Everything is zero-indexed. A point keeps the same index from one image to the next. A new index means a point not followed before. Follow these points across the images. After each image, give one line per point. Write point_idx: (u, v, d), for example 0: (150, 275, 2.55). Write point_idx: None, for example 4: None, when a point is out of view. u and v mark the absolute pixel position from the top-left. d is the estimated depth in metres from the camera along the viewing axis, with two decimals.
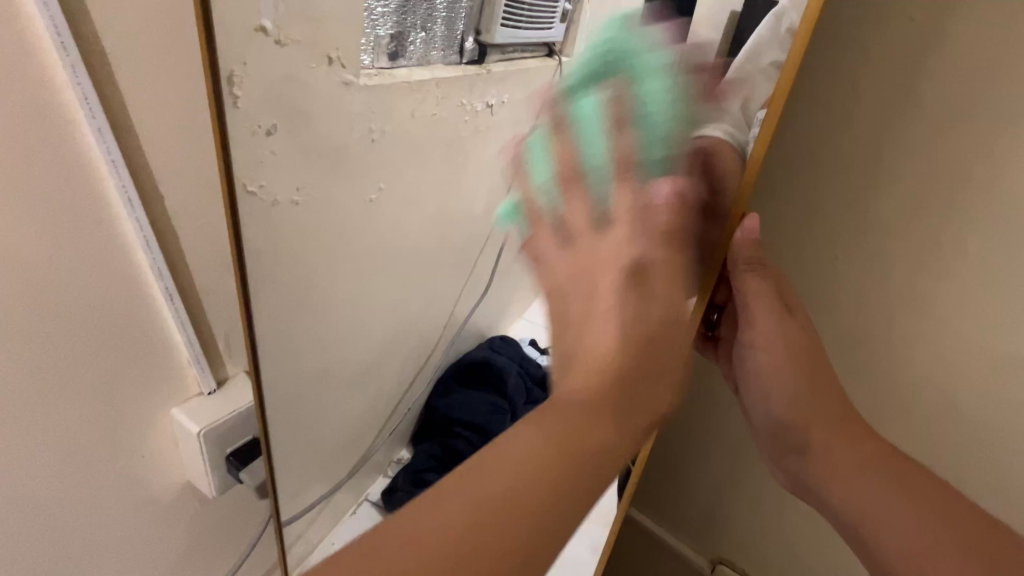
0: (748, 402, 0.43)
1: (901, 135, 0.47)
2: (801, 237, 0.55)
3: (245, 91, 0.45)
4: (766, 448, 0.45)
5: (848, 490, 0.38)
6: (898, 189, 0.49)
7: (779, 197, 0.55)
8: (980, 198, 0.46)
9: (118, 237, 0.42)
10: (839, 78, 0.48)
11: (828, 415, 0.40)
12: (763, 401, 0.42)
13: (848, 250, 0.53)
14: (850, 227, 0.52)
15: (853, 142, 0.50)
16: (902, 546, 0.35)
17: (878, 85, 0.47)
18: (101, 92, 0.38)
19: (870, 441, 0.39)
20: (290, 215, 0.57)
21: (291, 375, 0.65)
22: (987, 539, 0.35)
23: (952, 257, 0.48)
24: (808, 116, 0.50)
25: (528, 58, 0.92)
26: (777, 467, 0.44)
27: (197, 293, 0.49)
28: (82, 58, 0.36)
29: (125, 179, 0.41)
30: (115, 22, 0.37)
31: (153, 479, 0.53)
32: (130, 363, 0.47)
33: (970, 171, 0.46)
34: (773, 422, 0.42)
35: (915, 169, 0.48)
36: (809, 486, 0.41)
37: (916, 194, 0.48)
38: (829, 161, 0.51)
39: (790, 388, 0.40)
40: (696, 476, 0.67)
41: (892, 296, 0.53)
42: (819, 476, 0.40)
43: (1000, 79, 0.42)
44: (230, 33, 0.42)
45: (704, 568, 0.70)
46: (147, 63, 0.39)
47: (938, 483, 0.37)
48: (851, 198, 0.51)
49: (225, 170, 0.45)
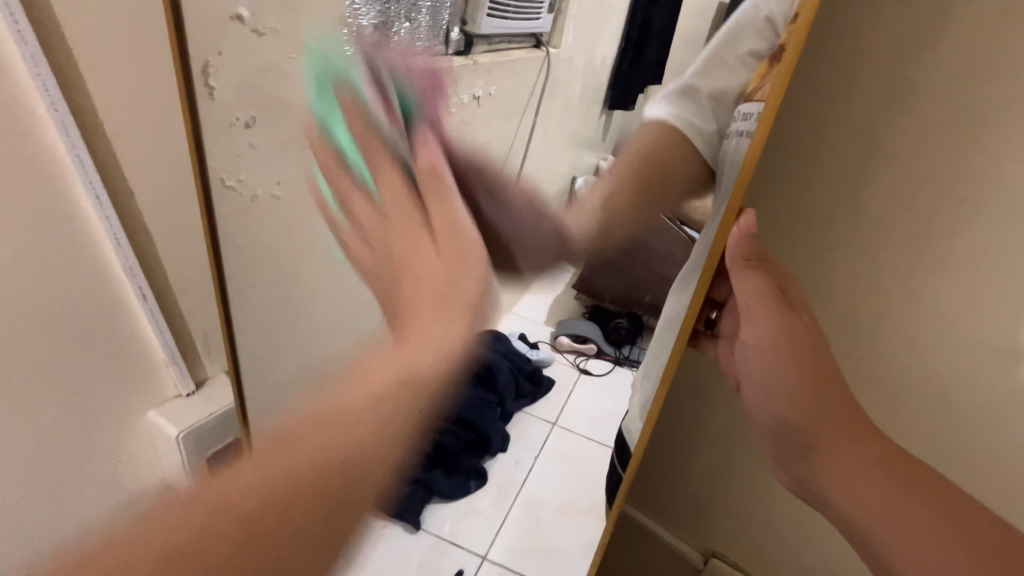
0: (750, 404, 0.39)
1: (900, 122, 0.42)
2: (791, 230, 0.49)
3: (222, 82, 0.46)
4: (768, 448, 0.40)
5: (855, 493, 0.33)
6: (897, 176, 0.43)
7: (773, 190, 0.49)
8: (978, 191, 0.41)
9: (87, 234, 0.42)
10: (838, 62, 0.42)
11: (834, 412, 0.35)
12: (766, 400, 0.38)
13: (843, 242, 0.47)
14: (845, 220, 0.47)
15: (847, 130, 0.44)
16: (917, 558, 0.31)
17: (874, 68, 0.41)
18: (63, 83, 0.37)
19: (878, 442, 0.34)
20: (271, 210, 0.57)
21: (274, 374, 0.64)
22: (1012, 553, 0.30)
23: (940, 244, 0.43)
24: (801, 106, 0.45)
25: (515, 48, 0.92)
26: (779, 469, 0.40)
27: (173, 292, 0.49)
28: (42, 47, 0.35)
29: (92, 174, 0.40)
30: (78, 10, 0.36)
31: (131, 479, 0.53)
32: (104, 364, 0.46)
33: (964, 158, 0.40)
34: (775, 425, 0.37)
35: (913, 158, 0.42)
36: (815, 491, 0.36)
37: (916, 183, 0.43)
38: (822, 154, 0.46)
39: (794, 386, 0.36)
40: (686, 471, 0.67)
41: (892, 293, 0.47)
42: (824, 479, 0.35)
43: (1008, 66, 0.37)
44: (201, 23, 0.42)
45: (697, 561, 0.70)
46: (111, 53, 0.38)
47: (950, 489, 0.33)
48: (845, 191, 0.46)
49: (197, 157, 0.45)
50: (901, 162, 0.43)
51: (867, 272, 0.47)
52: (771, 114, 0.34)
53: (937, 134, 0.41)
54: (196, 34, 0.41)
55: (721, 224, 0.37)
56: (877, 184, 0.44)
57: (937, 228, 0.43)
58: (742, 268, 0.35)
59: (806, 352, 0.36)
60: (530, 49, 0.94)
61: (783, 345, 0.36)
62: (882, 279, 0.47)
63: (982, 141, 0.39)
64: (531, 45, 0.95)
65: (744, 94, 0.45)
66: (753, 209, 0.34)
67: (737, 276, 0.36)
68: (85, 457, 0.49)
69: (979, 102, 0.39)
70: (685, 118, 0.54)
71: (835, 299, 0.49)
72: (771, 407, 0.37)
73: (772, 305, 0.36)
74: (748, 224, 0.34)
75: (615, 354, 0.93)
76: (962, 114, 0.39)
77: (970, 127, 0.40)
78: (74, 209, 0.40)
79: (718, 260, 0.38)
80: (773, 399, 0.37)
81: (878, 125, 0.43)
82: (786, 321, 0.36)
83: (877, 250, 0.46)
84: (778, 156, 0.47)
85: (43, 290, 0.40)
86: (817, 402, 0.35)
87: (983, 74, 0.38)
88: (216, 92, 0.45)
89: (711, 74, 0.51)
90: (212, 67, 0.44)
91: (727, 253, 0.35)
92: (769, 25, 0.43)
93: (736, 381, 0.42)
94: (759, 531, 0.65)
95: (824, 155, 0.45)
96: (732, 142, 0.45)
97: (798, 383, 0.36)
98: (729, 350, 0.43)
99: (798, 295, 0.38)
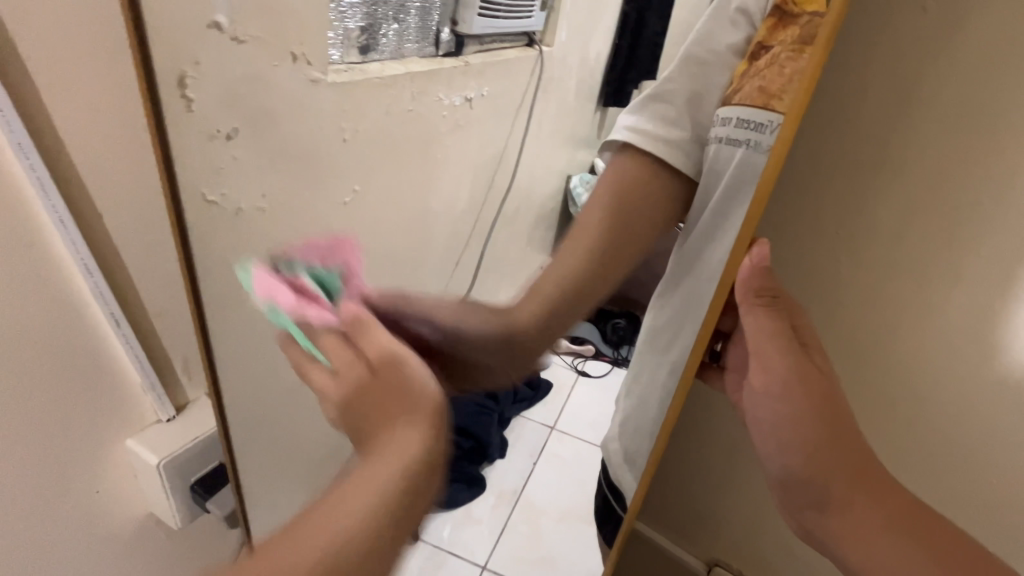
0: (761, 450, 0.40)
1: (911, 136, 0.38)
2: (800, 245, 0.45)
3: (201, 92, 0.43)
4: (778, 495, 0.41)
5: (866, 549, 0.33)
6: (914, 182, 0.39)
7: (780, 212, 0.44)
8: (993, 202, 0.37)
9: (53, 259, 0.40)
10: (850, 83, 0.38)
11: (851, 464, 0.35)
12: (781, 449, 0.38)
13: (865, 252, 0.43)
14: (864, 233, 0.42)
15: (862, 145, 0.39)
16: None
17: (884, 78, 0.37)
18: (18, 103, 0.36)
19: (893, 495, 0.34)
20: (254, 224, 0.55)
21: (258, 394, 0.62)
22: None
23: (963, 260, 0.39)
24: (816, 130, 0.40)
25: (507, 48, 0.90)
26: (789, 516, 0.40)
27: (148, 316, 0.48)
28: (3, 82, 0.34)
29: (55, 198, 0.39)
30: (23, 25, 0.34)
31: (112, 511, 0.52)
32: (82, 393, 0.46)
33: (981, 166, 0.36)
34: (787, 475, 0.38)
35: (925, 163, 0.38)
36: (825, 542, 0.36)
37: (933, 186, 0.38)
38: (842, 171, 0.41)
39: (810, 437, 0.36)
40: (688, 481, 0.63)
41: (901, 309, 0.43)
42: (835, 532, 0.35)
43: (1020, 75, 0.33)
44: (173, 37, 0.39)
45: (699, 569, 0.66)
46: (68, 71, 0.37)
47: (969, 543, 0.32)
48: (859, 207, 0.41)
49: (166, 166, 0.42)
50: (914, 173, 0.39)
51: (867, 285, 0.43)
52: (789, 133, 0.29)
53: (956, 143, 0.37)
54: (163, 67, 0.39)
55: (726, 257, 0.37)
56: (887, 193, 0.40)
57: (957, 240, 0.39)
58: (752, 304, 0.37)
59: (818, 397, 0.37)
60: (522, 48, 0.92)
61: (794, 390, 0.37)
62: (892, 295, 0.43)
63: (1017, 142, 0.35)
64: (524, 44, 0.93)
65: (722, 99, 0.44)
66: (766, 242, 0.35)
67: (749, 310, 0.37)
68: (61, 498, 0.47)
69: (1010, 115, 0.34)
70: (660, 127, 0.52)
71: (841, 307, 0.45)
72: (787, 457, 0.38)
73: (781, 344, 0.37)
74: (760, 257, 0.35)
75: (613, 354, 0.92)
76: (981, 122, 0.35)
77: (995, 127, 0.35)
78: (38, 239, 0.39)
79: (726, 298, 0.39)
80: (787, 447, 0.38)
81: (889, 128, 0.38)
82: (796, 362, 0.37)
83: (892, 263, 0.42)
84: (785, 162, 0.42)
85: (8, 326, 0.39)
86: (829, 456, 0.35)
87: (1000, 77, 0.34)
88: (194, 104, 0.43)
89: (688, 74, 0.50)
90: (189, 78, 0.42)
91: (739, 284, 0.36)
92: (744, 16, 0.46)
93: (744, 415, 0.43)
94: (771, 549, 0.61)
95: (825, 162, 0.41)
96: (716, 149, 0.44)
97: (813, 433, 0.36)
98: (735, 381, 0.44)
99: (810, 332, 0.39)
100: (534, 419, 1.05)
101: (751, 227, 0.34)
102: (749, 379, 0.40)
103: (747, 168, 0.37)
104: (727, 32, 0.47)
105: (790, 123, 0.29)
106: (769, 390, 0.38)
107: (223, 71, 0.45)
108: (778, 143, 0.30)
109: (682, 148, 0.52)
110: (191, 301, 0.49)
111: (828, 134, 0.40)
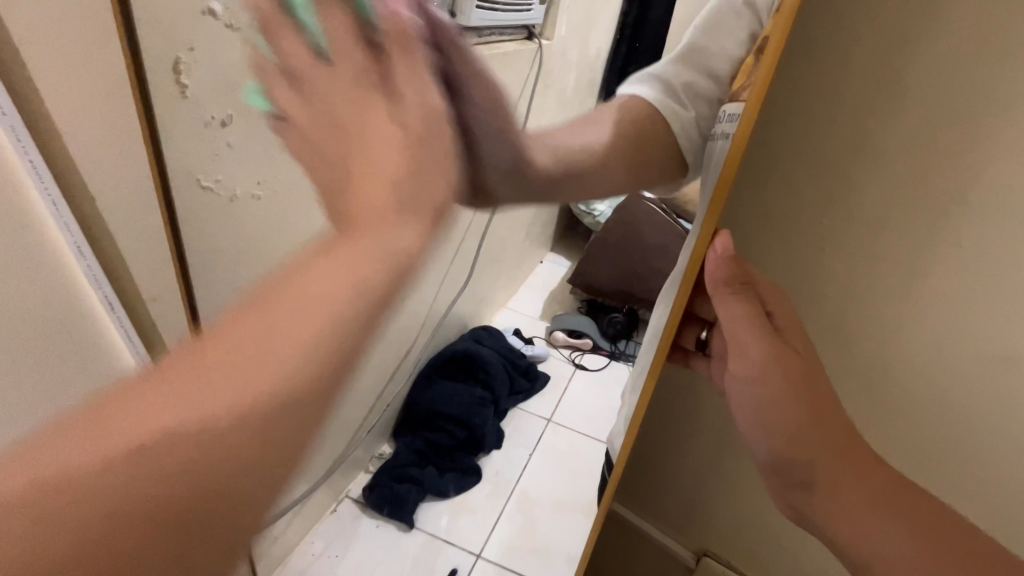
0: (745, 435, 0.41)
1: (889, 118, 0.43)
2: (781, 218, 0.50)
3: (195, 78, 0.46)
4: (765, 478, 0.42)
5: (856, 526, 0.35)
6: (889, 162, 0.44)
7: (757, 182, 0.50)
8: (972, 186, 0.41)
9: (48, 242, 0.41)
10: (830, 65, 0.43)
11: (833, 445, 0.37)
12: (763, 434, 0.39)
13: (844, 226, 0.48)
14: (847, 209, 0.47)
15: (847, 125, 0.44)
16: None
17: (868, 65, 0.42)
18: (14, 90, 0.36)
19: (877, 471, 0.36)
20: (252, 210, 0.57)
21: None
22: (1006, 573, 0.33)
23: (947, 253, 0.44)
24: (795, 111, 0.46)
25: (507, 41, 0.90)
26: (778, 499, 0.41)
27: (142, 302, 0.49)
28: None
29: (47, 180, 0.39)
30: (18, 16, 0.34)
31: None
32: (77, 378, 0.47)
33: (955, 148, 0.41)
34: (772, 459, 0.39)
35: (901, 143, 0.43)
36: (813, 522, 0.38)
37: (909, 165, 0.43)
38: (831, 150, 0.46)
39: (794, 419, 0.37)
40: (678, 471, 0.66)
41: (887, 280, 0.47)
42: (824, 513, 0.36)
43: (998, 72, 0.38)
44: (169, 24, 0.42)
45: (689, 560, 0.69)
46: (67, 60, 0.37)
47: (947, 517, 0.35)
48: (839, 182, 0.46)
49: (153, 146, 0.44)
50: (894, 153, 0.43)
51: (858, 266, 0.48)
52: (753, 112, 0.33)
53: (939, 127, 0.41)
54: (151, 47, 0.41)
55: (696, 246, 0.39)
56: (869, 175, 0.45)
57: (939, 227, 0.44)
58: (725, 295, 0.38)
59: (797, 378, 0.38)
60: (522, 41, 0.92)
61: (771, 372, 0.38)
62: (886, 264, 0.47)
63: (992, 140, 0.40)
64: (523, 37, 0.93)
65: (731, 93, 0.42)
66: (729, 234, 0.36)
67: (722, 300, 0.39)
68: None
69: (985, 113, 0.39)
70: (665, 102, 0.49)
71: (830, 280, 0.50)
72: (767, 440, 0.39)
73: (756, 330, 0.38)
74: (724, 249, 0.37)
75: (612, 348, 1.13)
76: (957, 107, 0.40)
77: (967, 116, 0.40)
78: (39, 230, 0.40)
79: (699, 276, 0.40)
80: (769, 431, 0.39)
81: (868, 123, 0.44)
82: (772, 347, 0.38)
83: (879, 250, 0.47)
84: (772, 148, 0.48)
85: (9, 316, 0.40)
86: (813, 438, 0.37)
87: (973, 72, 0.39)
88: (189, 88, 0.45)
89: (692, 57, 0.48)
90: (184, 65, 0.44)
91: (713, 276, 0.37)
92: (750, 9, 0.45)
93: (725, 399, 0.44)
94: (754, 530, 0.63)
95: (810, 140, 0.46)
96: (719, 145, 0.42)
97: (794, 415, 0.37)
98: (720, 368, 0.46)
99: (785, 317, 0.41)
100: (529, 411, 1.12)
101: (715, 218, 0.36)
102: (730, 368, 0.41)
103: (722, 152, 0.40)
104: (730, 25, 0.47)
105: (749, 109, 0.32)
106: (748, 374, 0.39)
107: (218, 59, 0.47)
108: (739, 131, 0.33)
109: (683, 125, 0.49)
110: (179, 276, 0.50)
111: (814, 113, 0.45)
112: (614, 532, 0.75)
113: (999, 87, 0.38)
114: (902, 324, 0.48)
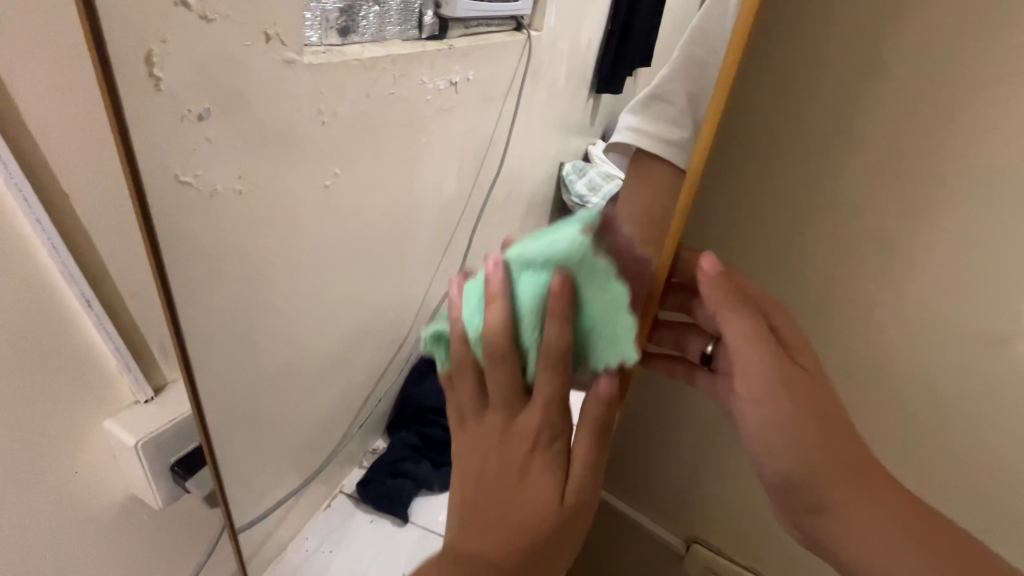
0: (754, 452, 0.46)
1: (867, 109, 0.52)
2: (766, 199, 0.61)
3: (168, 70, 0.44)
4: (778, 503, 0.48)
5: (868, 545, 0.41)
6: (865, 149, 0.54)
7: (746, 172, 0.60)
8: (946, 162, 0.50)
9: (19, 235, 0.45)
10: (810, 62, 0.52)
11: (843, 467, 0.41)
12: (769, 454, 0.44)
13: (829, 205, 0.57)
14: (826, 188, 0.57)
15: (827, 115, 0.54)
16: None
17: (845, 56, 0.51)
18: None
19: (886, 489, 0.42)
20: (232, 205, 0.56)
21: (248, 373, 0.66)
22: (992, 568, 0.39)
23: (921, 227, 0.54)
24: (784, 106, 0.55)
25: (494, 31, 0.89)
26: (791, 523, 0.47)
27: (122, 297, 0.54)
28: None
29: (17, 178, 0.43)
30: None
31: (89, 498, 0.59)
32: (56, 369, 0.52)
33: (929, 130, 0.50)
34: (782, 478, 0.44)
35: (881, 129, 0.52)
36: (829, 542, 0.43)
37: (882, 150, 0.53)
38: (816, 136, 0.55)
39: (801, 441, 0.42)
40: (666, 459, 0.67)
41: (864, 248, 0.57)
42: (837, 534, 0.42)
43: (960, 59, 0.47)
44: (139, 14, 0.40)
45: (679, 547, 0.71)
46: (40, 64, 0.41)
47: (948, 528, 0.41)
48: (819, 168, 0.57)
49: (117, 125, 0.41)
50: (870, 140, 0.53)
51: (842, 241, 0.58)
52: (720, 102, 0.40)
53: (919, 111, 0.50)
54: (119, 42, 0.39)
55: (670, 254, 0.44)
56: (848, 159, 0.55)
57: (924, 204, 0.52)
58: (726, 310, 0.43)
59: (801, 393, 0.42)
60: (511, 32, 0.92)
61: (782, 396, 0.42)
62: (874, 233, 0.56)
63: (957, 122, 0.49)
64: (512, 28, 0.92)
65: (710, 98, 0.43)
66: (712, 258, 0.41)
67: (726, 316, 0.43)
68: (41, 473, 0.54)
69: (954, 93, 0.48)
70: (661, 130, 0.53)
71: (820, 254, 0.60)
72: (776, 462, 0.44)
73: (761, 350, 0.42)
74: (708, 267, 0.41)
75: None
76: (927, 97, 0.49)
77: (937, 103, 0.49)
78: (24, 247, 0.46)
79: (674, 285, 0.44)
80: (777, 450, 0.43)
81: (846, 116, 0.53)
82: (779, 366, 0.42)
83: (855, 225, 0.57)
84: (759, 138, 0.58)
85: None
86: (821, 458, 0.41)
87: (940, 61, 0.48)
88: (163, 82, 0.44)
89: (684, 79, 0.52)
90: (156, 56, 0.43)
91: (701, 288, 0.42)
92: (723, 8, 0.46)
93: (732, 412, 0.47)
94: (742, 518, 0.65)
95: (791, 132, 0.56)
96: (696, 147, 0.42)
97: (808, 434, 0.42)
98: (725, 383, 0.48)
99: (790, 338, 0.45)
100: None
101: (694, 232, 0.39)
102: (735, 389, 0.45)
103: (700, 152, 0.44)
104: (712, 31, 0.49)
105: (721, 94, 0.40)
106: (758, 397, 0.43)
107: (195, 51, 0.46)
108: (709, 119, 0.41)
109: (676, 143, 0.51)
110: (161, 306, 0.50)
111: (799, 108, 0.55)
112: (606, 522, 0.76)
113: (963, 68, 0.47)
114: (882, 286, 0.58)
